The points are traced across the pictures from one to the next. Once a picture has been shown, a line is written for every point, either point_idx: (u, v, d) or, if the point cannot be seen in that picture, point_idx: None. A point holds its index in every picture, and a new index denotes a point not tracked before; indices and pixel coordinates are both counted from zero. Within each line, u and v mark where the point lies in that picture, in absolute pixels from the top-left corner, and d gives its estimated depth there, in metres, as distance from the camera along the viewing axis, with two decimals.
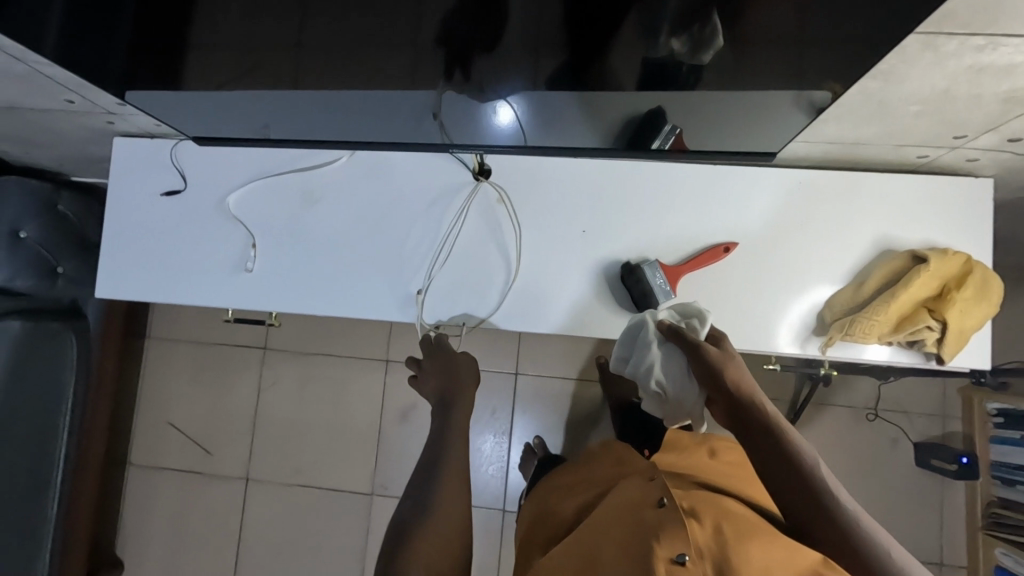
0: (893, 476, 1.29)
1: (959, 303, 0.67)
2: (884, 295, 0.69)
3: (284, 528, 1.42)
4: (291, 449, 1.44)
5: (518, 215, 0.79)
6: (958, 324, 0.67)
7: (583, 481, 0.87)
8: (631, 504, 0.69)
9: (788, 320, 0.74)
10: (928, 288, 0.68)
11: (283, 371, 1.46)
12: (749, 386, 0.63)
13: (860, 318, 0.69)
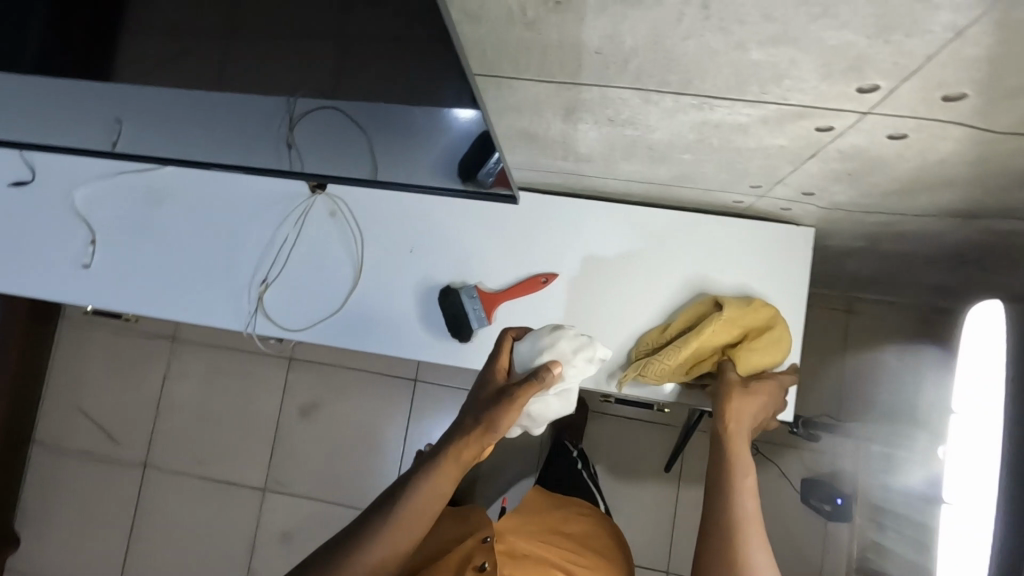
0: (779, 511, 1.28)
1: (751, 354, 0.66)
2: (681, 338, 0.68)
3: (178, 517, 1.44)
4: (189, 439, 1.45)
5: (350, 231, 0.79)
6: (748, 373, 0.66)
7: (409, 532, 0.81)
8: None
9: (598, 355, 0.73)
10: (726, 336, 0.67)
11: (190, 360, 1.47)
12: (741, 418, 0.63)
13: (653, 359, 0.67)
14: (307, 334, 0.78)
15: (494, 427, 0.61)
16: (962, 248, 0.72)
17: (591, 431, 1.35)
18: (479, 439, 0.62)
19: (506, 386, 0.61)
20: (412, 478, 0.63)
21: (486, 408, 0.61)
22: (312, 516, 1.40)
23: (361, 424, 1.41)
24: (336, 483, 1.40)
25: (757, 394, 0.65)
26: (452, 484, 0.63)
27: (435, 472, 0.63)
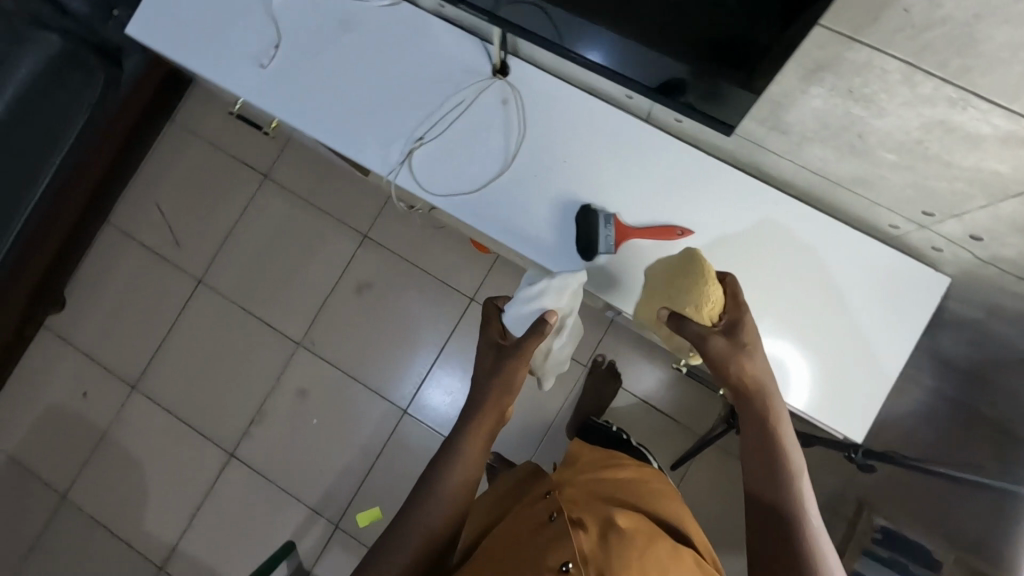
0: None
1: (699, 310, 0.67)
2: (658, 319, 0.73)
3: (211, 337, 1.50)
4: (245, 274, 1.51)
5: (514, 122, 0.82)
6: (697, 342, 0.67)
7: (481, 516, 0.89)
8: (533, 526, 0.73)
9: None
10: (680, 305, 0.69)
11: (273, 202, 1.52)
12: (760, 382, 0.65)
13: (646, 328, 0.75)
14: (440, 202, 0.82)
15: (512, 387, 0.73)
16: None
17: (615, 407, 1.38)
18: (497, 405, 0.73)
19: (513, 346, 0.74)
20: (445, 462, 0.70)
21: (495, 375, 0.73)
22: (333, 383, 1.46)
23: (407, 319, 1.46)
24: (365, 362, 1.46)
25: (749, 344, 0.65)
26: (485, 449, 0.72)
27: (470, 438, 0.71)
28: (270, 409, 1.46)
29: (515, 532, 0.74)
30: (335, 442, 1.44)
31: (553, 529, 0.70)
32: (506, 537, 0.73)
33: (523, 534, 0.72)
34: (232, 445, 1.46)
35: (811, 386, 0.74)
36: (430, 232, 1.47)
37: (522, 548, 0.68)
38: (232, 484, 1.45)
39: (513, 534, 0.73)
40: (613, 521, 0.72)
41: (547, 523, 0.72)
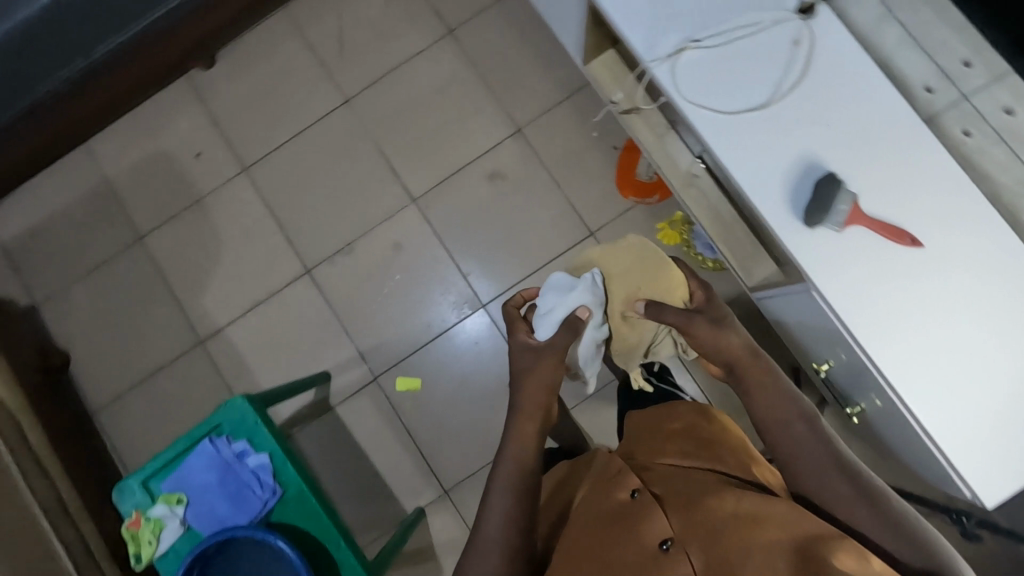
0: None
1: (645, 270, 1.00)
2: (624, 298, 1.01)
3: (334, 157, 1.49)
4: (391, 114, 1.49)
5: (795, 66, 0.79)
6: (678, 319, 0.83)
7: (550, 505, 0.85)
8: (611, 505, 0.67)
9: (890, 329, 0.75)
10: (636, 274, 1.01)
11: (446, 59, 1.50)
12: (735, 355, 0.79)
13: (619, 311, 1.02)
14: (689, 110, 0.80)
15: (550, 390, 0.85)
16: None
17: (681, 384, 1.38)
18: (536, 399, 0.84)
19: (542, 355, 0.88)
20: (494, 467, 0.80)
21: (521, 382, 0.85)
22: (429, 251, 1.46)
23: (523, 224, 1.45)
24: (467, 245, 1.45)
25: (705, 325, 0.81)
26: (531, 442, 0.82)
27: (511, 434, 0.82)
28: (361, 247, 1.46)
29: (591, 515, 0.67)
30: (408, 305, 1.45)
31: (639, 508, 0.65)
32: (580, 524, 0.68)
33: (603, 517, 0.66)
34: (312, 264, 1.47)
35: (970, 437, 0.73)
36: (582, 154, 1.45)
37: (610, 535, 0.63)
38: (298, 299, 1.46)
39: (588, 520, 0.68)
40: (697, 488, 0.66)
41: (625, 503, 0.67)
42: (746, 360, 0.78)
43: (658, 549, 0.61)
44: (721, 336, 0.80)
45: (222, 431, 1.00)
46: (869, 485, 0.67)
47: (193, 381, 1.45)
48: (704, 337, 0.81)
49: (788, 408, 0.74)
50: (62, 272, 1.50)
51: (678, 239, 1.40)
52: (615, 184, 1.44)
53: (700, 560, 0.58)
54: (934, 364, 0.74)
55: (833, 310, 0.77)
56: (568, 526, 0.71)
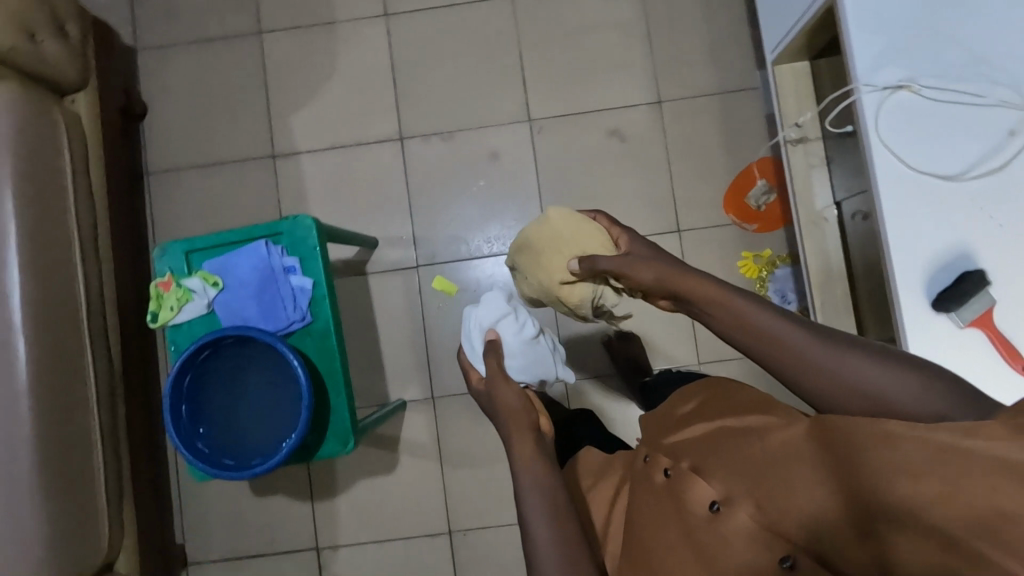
0: None
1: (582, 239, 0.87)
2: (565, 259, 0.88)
3: (476, 43, 1.43)
4: (547, 29, 1.43)
5: (1001, 156, 0.76)
6: (613, 265, 0.78)
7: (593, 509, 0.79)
8: (656, 492, 0.66)
9: None
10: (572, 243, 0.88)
11: (625, 3, 1.43)
12: (673, 277, 0.70)
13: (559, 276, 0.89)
14: (876, 149, 0.78)
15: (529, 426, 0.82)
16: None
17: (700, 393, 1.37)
18: (514, 409, 0.85)
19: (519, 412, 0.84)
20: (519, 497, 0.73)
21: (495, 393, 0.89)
22: (522, 174, 1.41)
23: (620, 192, 1.40)
24: (559, 186, 1.40)
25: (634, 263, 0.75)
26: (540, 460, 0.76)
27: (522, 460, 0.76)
28: (460, 140, 1.42)
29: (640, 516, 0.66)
30: (477, 215, 1.41)
31: (678, 484, 0.63)
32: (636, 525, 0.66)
33: (655, 508, 0.65)
34: (408, 134, 1.43)
35: None
36: (707, 154, 1.41)
37: (668, 522, 0.62)
38: (379, 162, 1.43)
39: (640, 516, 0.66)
40: (719, 443, 0.64)
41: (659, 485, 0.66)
42: (686, 280, 0.69)
43: (714, 515, 0.59)
44: (648, 263, 0.74)
45: (281, 240, 0.99)
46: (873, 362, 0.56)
47: (250, 191, 1.43)
48: (641, 274, 0.74)
49: (745, 315, 0.63)
50: (173, 32, 1.47)
51: (756, 274, 1.38)
52: (723, 196, 1.40)
53: (753, 505, 0.56)
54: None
55: None
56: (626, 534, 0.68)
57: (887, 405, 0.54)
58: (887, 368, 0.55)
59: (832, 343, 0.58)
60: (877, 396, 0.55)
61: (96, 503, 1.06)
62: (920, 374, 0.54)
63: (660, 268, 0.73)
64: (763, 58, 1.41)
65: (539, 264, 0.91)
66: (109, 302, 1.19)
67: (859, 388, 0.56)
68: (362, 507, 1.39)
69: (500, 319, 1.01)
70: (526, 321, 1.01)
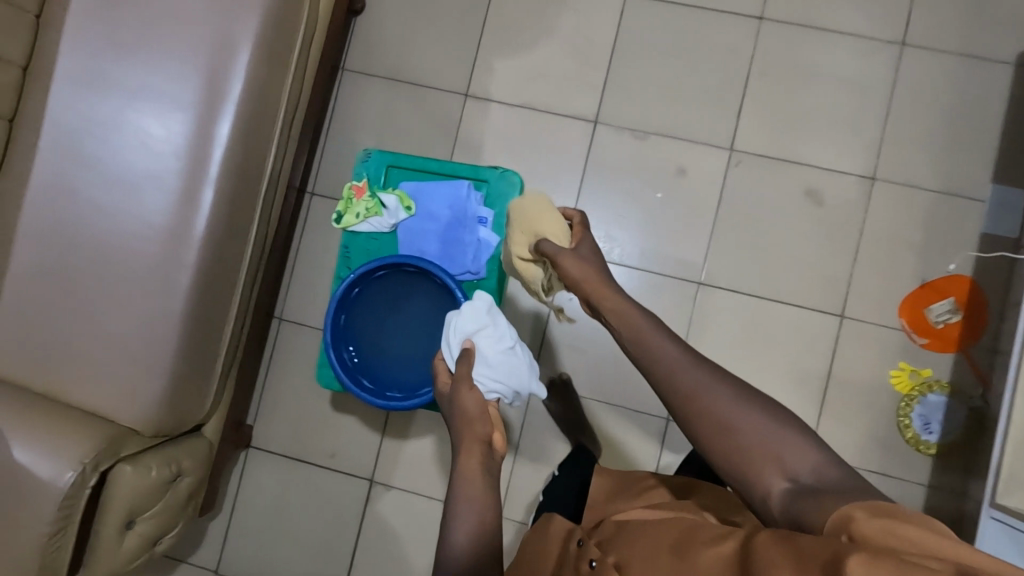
0: None
1: (541, 223, 0.86)
2: (525, 239, 0.88)
3: (703, 53, 1.35)
4: (784, 64, 1.33)
5: None
6: (549, 247, 0.84)
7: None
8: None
9: None
10: (531, 223, 0.87)
11: (876, 63, 1.31)
12: (583, 275, 0.80)
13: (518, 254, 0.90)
14: None
15: (482, 436, 0.74)
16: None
17: None
18: (469, 417, 0.77)
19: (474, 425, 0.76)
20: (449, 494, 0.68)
21: (453, 398, 0.79)
22: (702, 202, 1.34)
23: (795, 256, 1.32)
24: (734, 227, 1.33)
25: (558, 252, 0.83)
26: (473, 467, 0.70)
27: (461, 462, 0.71)
28: (652, 145, 1.36)
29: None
30: (641, 225, 1.35)
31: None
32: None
33: None
34: (603, 120, 1.37)
35: None
36: (900, 251, 1.30)
37: None
38: (564, 137, 1.38)
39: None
40: (653, 539, 0.58)
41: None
42: (593, 281, 0.79)
43: None
44: (580, 260, 0.82)
45: (482, 189, 0.97)
46: (751, 413, 0.60)
47: (430, 120, 1.42)
48: (570, 267, 0.82)
49: (643, 324, 0.72)
50: None
51: (906, 390, 1.28)
52: (901, 299, 1.30)
53: None
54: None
55: None
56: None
57: (775, 450, 0.58)
58: (746, 405, 0.61)
59: (702, 367, 0.65)
60: (731, 418, 0.60)
61: (213, 365, 1.08)
62: (771, 417, 0.60)
63: (582, 265, 0.81)
64: (1003, 173, 1.28)
65: (506, 234, 0.92)
66: (281, 182, 1.19)
67: (712, 414, 0.61)
68: (425, 459, 1.39)
69: (480, 330, 0.87)
70: (505, 331, 0.87)
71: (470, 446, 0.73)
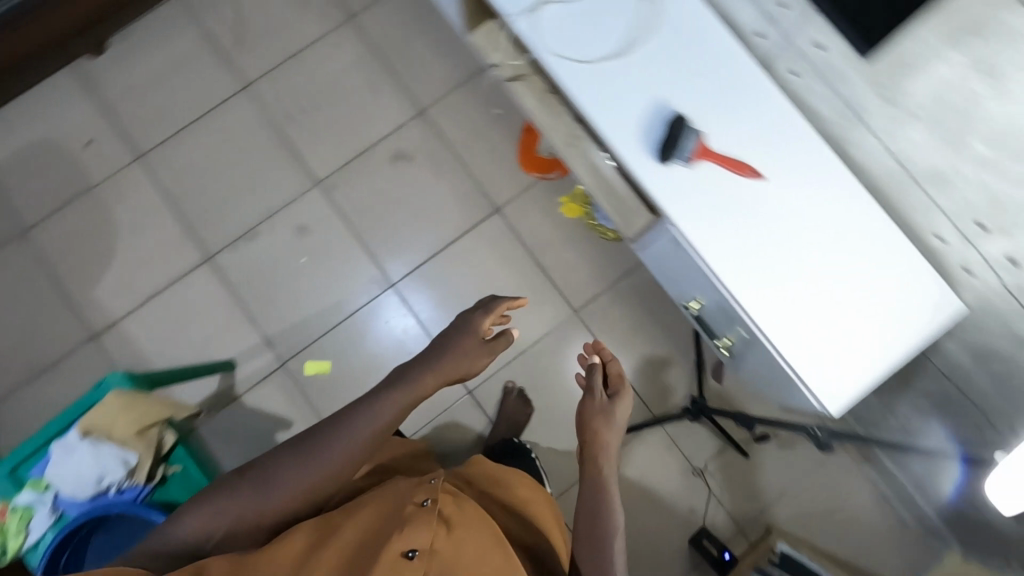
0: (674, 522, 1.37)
1: (118, 414, 0.91)
2: (124, 428, 0.91)
3: (236, 144, 1.47)
4: (293, 99, 1.49)
5: (643, 13, 0.84)
6: (598, 411, 0.93)
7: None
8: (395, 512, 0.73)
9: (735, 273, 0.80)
10: (111, 421, 0.91)
11: (347, 43, 1.50)
12: (603, 441, 0.90)
13: (119, 435, 0.91)
14: (554, 63, 0.83)
15: (464, 353, 0.87)
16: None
17: (576, 325, 1.43)
18: (464, 347, 0.87)
19: (480, 338, 0.89)
20: (342, 420, 0.79)
21: (465, 322, 0.89)
22: (336, 232, 1.45)
23: (431, 203, 1.46)
24: (375, 225, 1.45)
25: (610, 416, 0.93)
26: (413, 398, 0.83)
27: (399, 386, 0.82)
28: (265, 232, 1.44)
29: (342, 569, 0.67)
30: (315, 290, 1.42)
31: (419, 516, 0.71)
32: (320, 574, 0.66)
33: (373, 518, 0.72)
34: (214, 250, 1.42)
35: (811, 354, 0.79)
36: (485, 135, 1.48)
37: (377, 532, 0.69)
38: (199, 289, 1.41)
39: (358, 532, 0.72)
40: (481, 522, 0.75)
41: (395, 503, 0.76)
42: (606, 447, 0.90)
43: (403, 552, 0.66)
44: (608, 416, 0.93)
45: None
46: None
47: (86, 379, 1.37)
48: (599, 431, 0.91)
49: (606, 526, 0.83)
50: None
51: (581, 213, 1.42)
52: (518, 162, 1.47)
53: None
54: (791, 279, 0.80)
55: (689, 244, 0.81)
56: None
57: None
58: None
59: None
60: None
61: None
62: None
63: (606, 428, 0.92)
64: None
65: (109, 438, 0.91)
66: None
67: None
68: None
69: None
70: None
71: (433, 361, 0.85)
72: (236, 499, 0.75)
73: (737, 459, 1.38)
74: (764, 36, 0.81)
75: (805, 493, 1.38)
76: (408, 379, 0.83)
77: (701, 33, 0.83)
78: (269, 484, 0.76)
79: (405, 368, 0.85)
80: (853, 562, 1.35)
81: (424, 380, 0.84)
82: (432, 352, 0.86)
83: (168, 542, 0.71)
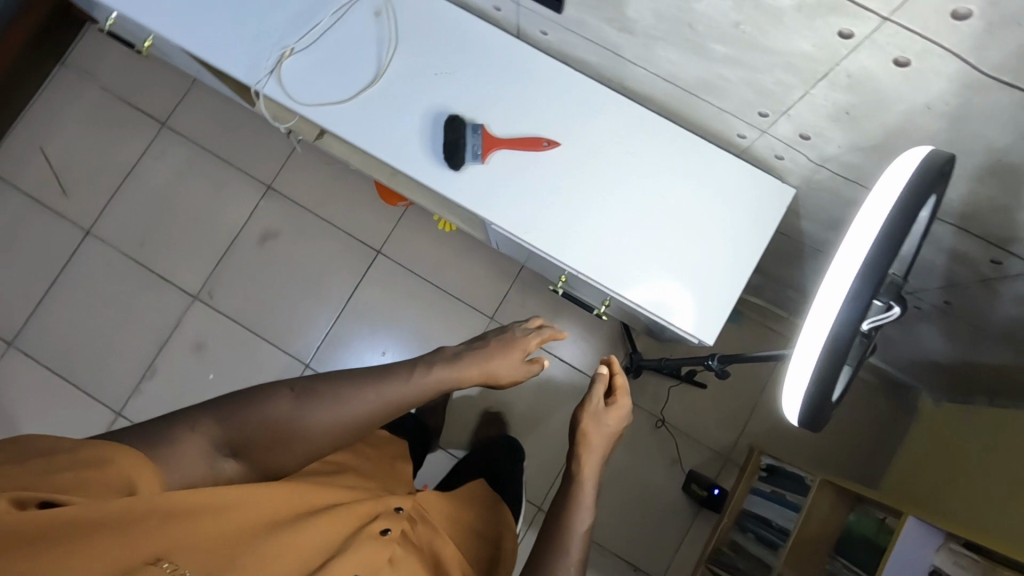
0: (661, 477, 1.36)
1: None
2: None
3: (100, 290, 1.42)
4: (139, 225, 1.44)
5: (383, 31, 0.81)
6: (592, 412, 0.87)
7: (42, 477, 0.51)
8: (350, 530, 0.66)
9: (568, 248, 0.78)
10: None
11: (171, 150, 1.47)
12: (589, 440, 0.85)
13: None
14: (315, 113, 0.80)
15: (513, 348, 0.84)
16: (937, 262, 0.81)
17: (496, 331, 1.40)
18: (512, 344, 0.84)
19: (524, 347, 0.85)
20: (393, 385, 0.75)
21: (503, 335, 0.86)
22: (232, 335, 1.41)
23: (313, 270, 1.43)
24: (267, 314, 1.41)
25: (607, 419, 0.86)
26: (462, 376, 0.80)
27: (456, 365, 0.79)
28: (163, 364, 1.39)
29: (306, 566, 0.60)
30: None
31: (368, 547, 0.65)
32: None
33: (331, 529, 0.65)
34: (118, 402, 1.37)
35: (670, 295, 0.77)
36: (337, 187, 1.45)
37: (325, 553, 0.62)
38: None
39: (323, 531, 0.64)
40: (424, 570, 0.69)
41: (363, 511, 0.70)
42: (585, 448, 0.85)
43: None
44: (600, 424, 0.86)
45: None
46: None
47: None
48: (588, 429, 0.86)
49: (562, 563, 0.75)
50: None
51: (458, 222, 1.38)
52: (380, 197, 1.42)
53: None
54: (627, 231, 0.78)
55: (515, 236, 0.79)
56: (216, 512, 0.57)
57: None
58: None
59: None
60: None
61: None
62: None
63: (595, 431, 0.86)
64: None
65: None
66: None
67: None
68: None
69: None
70: None
71: (486, 351, 0.82)
72: (289, 414, 0.69)
73: (691, 394, 1.38)
74: (502, 8, 0.79)
75: (772, 398, 1.37)
76: (465, 359, 0.80)
77: (445, 30, 0.81)
78: (310, 410, 0.70)
79: (473, 348, 0.82)
80: (831, 454, 1.33)
81: (474, 367, 0.81)
82: (484, 346, 0.83)
83: (187, 432, 0.65)
